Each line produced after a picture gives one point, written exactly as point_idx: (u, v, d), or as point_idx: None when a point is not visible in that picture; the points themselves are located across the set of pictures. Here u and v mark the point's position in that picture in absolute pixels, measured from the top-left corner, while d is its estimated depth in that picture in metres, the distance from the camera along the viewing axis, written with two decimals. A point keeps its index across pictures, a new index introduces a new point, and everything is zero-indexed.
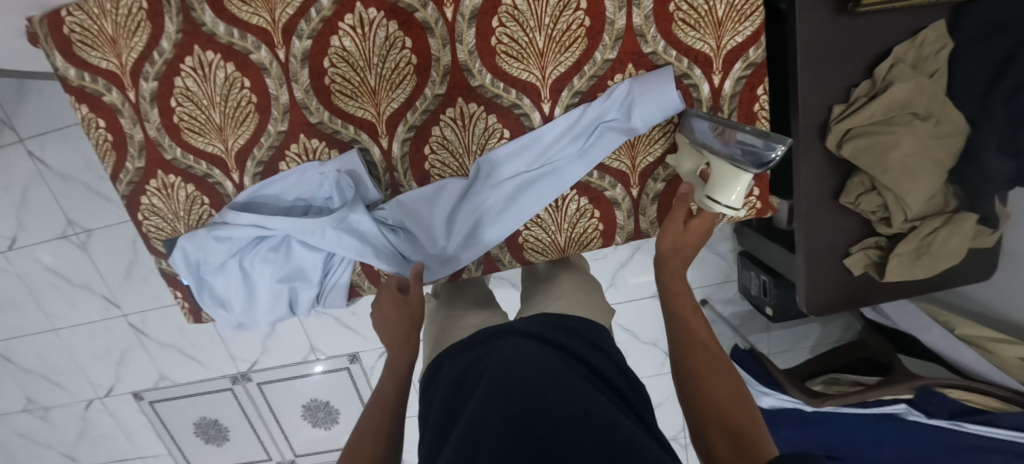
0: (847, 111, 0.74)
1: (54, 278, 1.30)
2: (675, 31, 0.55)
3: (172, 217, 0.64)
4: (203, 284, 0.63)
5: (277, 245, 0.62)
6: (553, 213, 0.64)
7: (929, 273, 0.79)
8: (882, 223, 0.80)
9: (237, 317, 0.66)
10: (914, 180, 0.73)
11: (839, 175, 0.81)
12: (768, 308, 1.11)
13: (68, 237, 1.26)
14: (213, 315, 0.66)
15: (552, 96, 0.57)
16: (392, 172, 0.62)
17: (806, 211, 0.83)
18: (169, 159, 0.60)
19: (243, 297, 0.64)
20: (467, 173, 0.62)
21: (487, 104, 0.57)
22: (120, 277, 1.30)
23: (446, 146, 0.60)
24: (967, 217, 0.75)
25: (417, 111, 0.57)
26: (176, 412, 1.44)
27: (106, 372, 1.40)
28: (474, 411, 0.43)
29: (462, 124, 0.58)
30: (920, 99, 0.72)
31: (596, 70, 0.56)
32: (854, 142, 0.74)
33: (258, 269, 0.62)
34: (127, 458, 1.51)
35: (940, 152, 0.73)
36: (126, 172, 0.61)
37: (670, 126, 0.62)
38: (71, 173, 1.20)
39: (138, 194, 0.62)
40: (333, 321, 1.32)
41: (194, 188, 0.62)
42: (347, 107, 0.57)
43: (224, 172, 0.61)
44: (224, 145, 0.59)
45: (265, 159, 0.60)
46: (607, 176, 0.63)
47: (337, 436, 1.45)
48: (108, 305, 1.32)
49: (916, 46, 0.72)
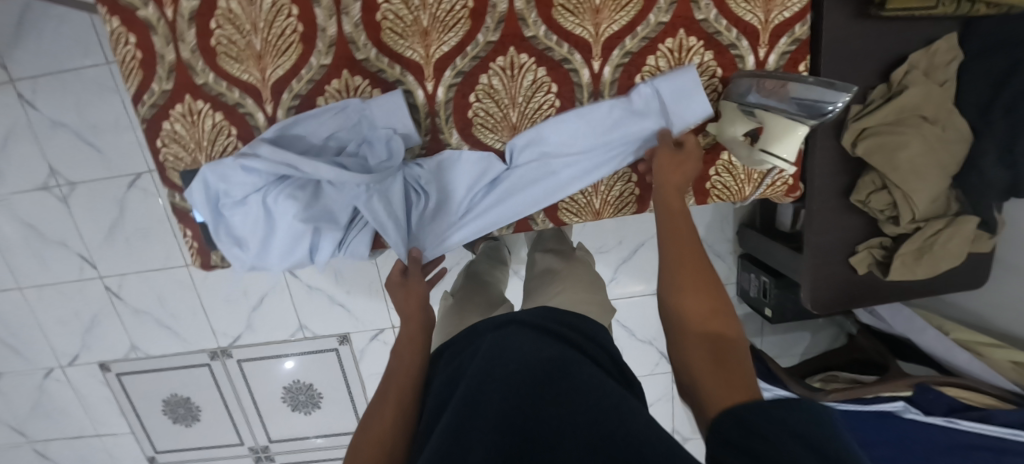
0: (864, 110, 0.78)
1: (27, 232, 1.22)
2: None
3: (194, 147, 0.61)
4: (221, 220, 0.60)
5: (306, 184, 0.59)
6: (592, 175, 0.64)
7: (930, 274, 0.83)
8: (888, 222, 0.83)
9: (252, 259, 0.62)
10: (923, 181, 0.76)
11: (851, 174, 0.84)
12: (766, 310, 1.13)
13: (50, 188, 1.18)
14: (227, 255, 0.63)
15: (604, 53, 0.57)
16: (433, 117, 0.60)
17: (817, 208, 0.85)
18: (200, 84, 0.58)
19: (262, 238, 0.60)
20: (512, 127, 0.60)
21: (538, 56, 0.57)
22: (101, 236, 1.22)
23: (492, 95, 0.58)
24: (968, 220, 0.78)
25: (467, 57, 0.57)
26: (144, 387, 1.35)
27: (73, 338, 1.30)
28: (464, 403, 0.44)
29: (511, 74, 0.58)
30: (929, 103, 0.75)
31: (649, 32, 0.56)
32: (868, 141, 0.77)
33: (282, 208, 0.59)
34: (82, 435, 1.40)
35: (946, 155, 0.76)
36: (151, 94, 0.58)
37: (713, 95, 0.59)
38: (62, 120, 1.13)
39: (160, 119, 0.59)
40: (326, 299, 1.27)
41: (222, 116, 0.59)
42: (396, 46, 0.56)
43: (257, 102, 0.59)
44: (261, 75, 0.57)
45: (303, 93, 0.58)
46: (649, 142, 0.62)
47: (316, 422, 1.39)
48: (84, 265, 1.24)
49: (929, 54, 0.76)
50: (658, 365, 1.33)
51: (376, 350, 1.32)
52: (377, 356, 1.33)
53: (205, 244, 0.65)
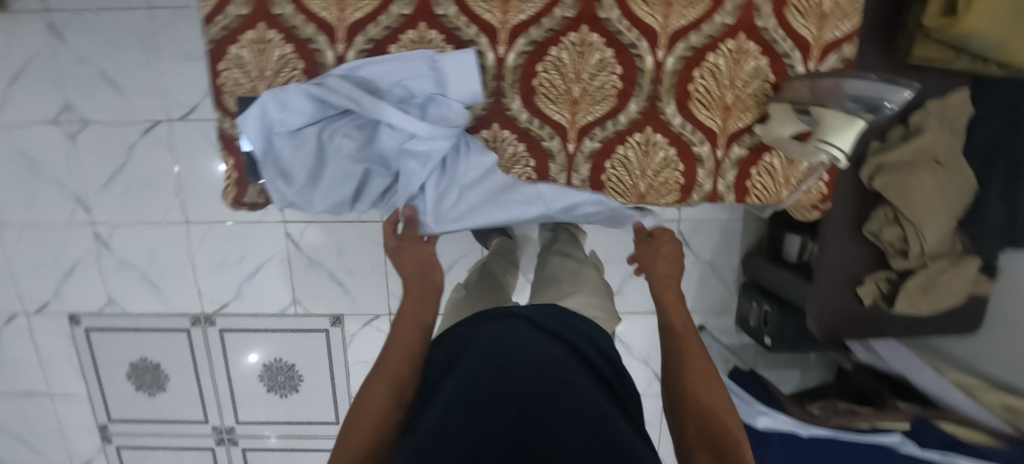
0: (881, 148, 0.85)
1: (23, 165, 1.16)
2: (789, 12, 0.59)
3: (256, 76, 0.61)
4: (272, 148, 0.59)
5: (365, 125, 0.60)
6: (641, 157, 0.64)
7: (932, 311, 0.87)
8: (898, 256, 0.86)
9: (293, 193, 0.62)
10: (933, 218, 0.81)
11: (864, 207, 0.89)
12: (766, 338, 1.15)
13: (59, 123, 1.14)
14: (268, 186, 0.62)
15: (669, 44, 0.60)
16: (499, 81, 0.62)
17: (832, 236, 0.89)
18: (277, 14, 0.58)
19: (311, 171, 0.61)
20: (571, 100, 0.62)
21: (608, 37, 0.60)
22: (101, 180, 1.17)
23: (559, 68, 0.61)
24: (971, 261, 0.84)
25: (542, 28, 0.59)
26: (112, 347, 1.26)
27: (46, 285, 1.22)
28: (461, 388, 0.44)
29: (580, 50, 0.60)
30: (942, 148, 0.82)
31: (712, 30, 0.59)
32: (886, 176, 0.82)
33: (338, 144, 0.59)
34: (32, 392, 1.30)
35: (953, 198, 0.83)
36: (224, 16, 0.58)
37: (765, 97, 0.62)
38: (87, 56, 1.11)
39: (228, 42, 0.59)
40: (325, 276, 1.23)
41: (292, 50, 0.60)
42: (475, 7, 0.58)
43: (329, 41, 0.60)
44: (340, 14, 0.59)
45: (378, 38, 0.60)
46: (698, 132, 0.63)
47: (290, 407, 1.31)
48: (76, 208, 1.19)
49: (943, 104, 0.82)
50: (651, 386, 1.33)
51: (368, 337, 1.28)
52: (368, 343, 1.28)
53: (245, 174, 0.64)
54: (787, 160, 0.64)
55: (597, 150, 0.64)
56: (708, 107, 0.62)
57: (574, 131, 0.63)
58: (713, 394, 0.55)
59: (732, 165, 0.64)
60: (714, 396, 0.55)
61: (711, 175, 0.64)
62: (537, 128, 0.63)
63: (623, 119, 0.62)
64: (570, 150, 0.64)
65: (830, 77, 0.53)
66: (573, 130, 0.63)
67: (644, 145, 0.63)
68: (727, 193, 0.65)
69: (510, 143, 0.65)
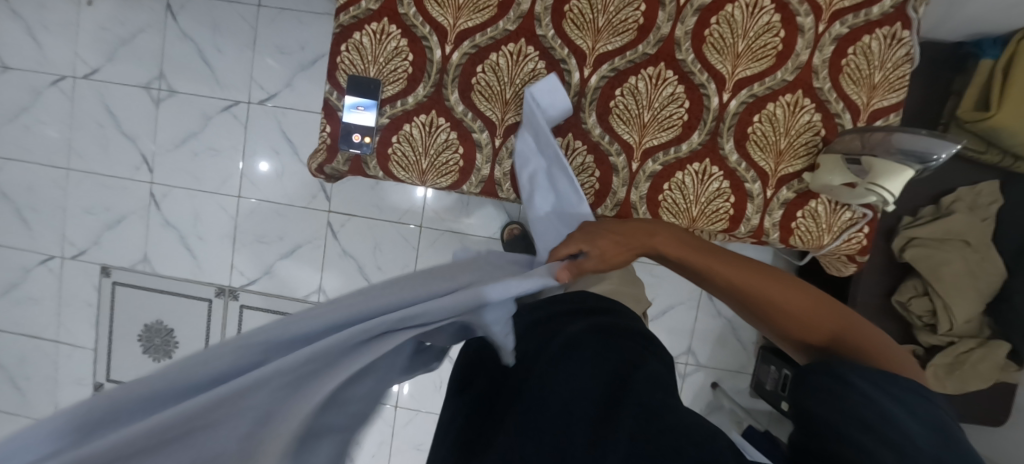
0: (914, 222, 0.90)
1: (104, 119, 1.26)
2: (841, 80, 0.68)
3: (369, 60, 0.69)
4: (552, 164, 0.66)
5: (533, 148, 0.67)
6: (697, 185, 0.69)
7: (959, 391, 0.87)
8: (924, 330, 0.89)
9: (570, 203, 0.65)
10: (960, 296, 0.85)
11: (893, 278, 0.92)
12: (782, 403, 1.14)
13: (149, 89, 1.24)
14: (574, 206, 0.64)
15: (733, 90, 0.68)
16: (580, 98, 0.69)
17: (860, 301, 0.93)
18: (401, 13, 0.68)
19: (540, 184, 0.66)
20: (641, 124, 0.69)
21: (681, 76, 0.68)
22: (171, 144, 1.26)
23: (635, 95, 0.68)
24: (999, 345, 0.85)
25: (625, 59, 0.68)
26: (133, 305, 1.28)
27: (90, 233, 1.28)
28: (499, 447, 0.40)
29: (655, 83, 0.68)
30: (971, 232, 0.87)
31: (774, 84, 0.68)
32: (915, 249, 0.88)
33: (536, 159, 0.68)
34: (42, 336, 1.31)
35: (981, 281, 0.87)
36: (356, 7, 0.68)
37: (814, 148, 0.68)
38: (192, 35, 1.23)
39: (353, 29, 0.68)
40: (355, 269, 1.27)
41: (406, 43, 0.68)
42: (571, 33, 0.68)
43: (439, 41, 0.68)
44: (454, 21, 0.68)
45: (482, 45, 0.68)
46: (751, 170, 0.69)
47: None
48: (140, 166, 1.26)
49: (974, 193, 0.89)
50: None
51: None
52: None
53: (338, 142, 0.70)
54: (831, 209, 0.69)
55: (658, 172, 0.70)
56: (763, 151, 0.69)
57: (640, 152, 0.70)
58: (778, 287, 0.50)
59: (779, 205, 0.69)
60: (803, 297, 0.49)
61: (759, 211, 0.69)
62: (607, 143, 0.70)
63: (685, 149, 0.69)
64: (633, 168, 0.70)
65: (880, 132, 0.59)
66: (638, 150, 0.70)
67: (701, 174, 0.69)
68: (772, 230, 0.70)
69: (580, 154, 0.70)
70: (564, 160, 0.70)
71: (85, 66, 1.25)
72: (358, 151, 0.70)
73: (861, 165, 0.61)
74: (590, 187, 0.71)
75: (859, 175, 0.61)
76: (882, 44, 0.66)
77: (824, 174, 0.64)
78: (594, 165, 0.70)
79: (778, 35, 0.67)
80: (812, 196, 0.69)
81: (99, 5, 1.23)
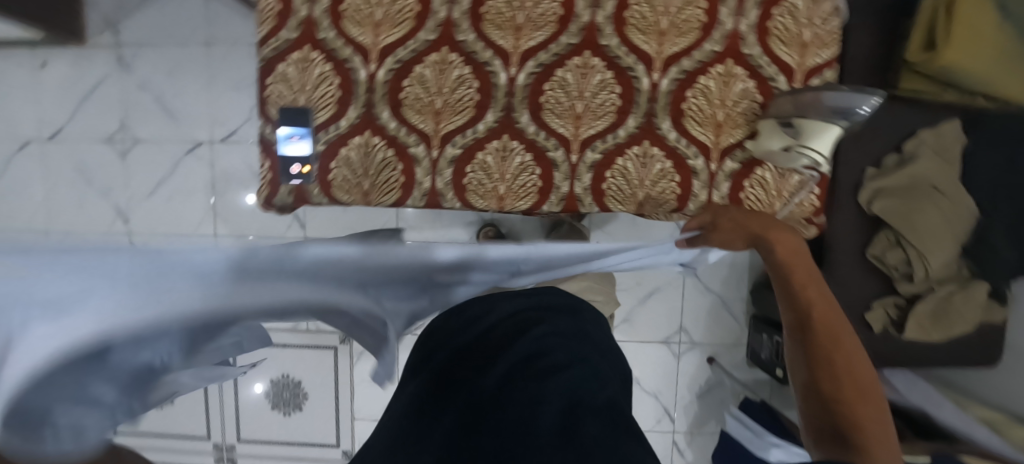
0: (878, 174, 0.88)
1: (76, 176, 1.27)
2: (771, 43, 0.66)
3: (296, 90, 0.69)
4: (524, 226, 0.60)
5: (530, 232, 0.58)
6: (639, 169, 0.69)
7: (944, 338, 0.86)
8: (903, 280, 0.87)
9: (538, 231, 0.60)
10: (934, 243, 0.83)
11: (866, 232, 0.91)
12: (778, 370, 1.13)
13: (114, 141, 1.26)
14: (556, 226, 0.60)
15: (663, 68, 0.67)
16: (510, 98, 0.69)
17: (835, 260, 0.91)
18: (321, 38, 0.68)
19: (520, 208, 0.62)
20: (575, 115, 0.68)
21: (608, 62, 0.67)
22: (144, 192, 1.27)
23: (564, 87, 0.68)
24: (979, 286, 0.83)
25: (549, 52, 0.67)
26: None
27: None
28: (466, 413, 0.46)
29: (583, 72, 0.67)
30: (939, 176, 0.85)
31: (702, 56, 0.67)
32: (884, 200, 0.86)
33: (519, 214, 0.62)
34: None
35: (955, 224, 0.85)
36: (275, 39, 0.68)
37: (753, 115, 0.67)
38: (148, 83, 1.24)
39: (275, 61, 0.68)
40: None
41: (330, 68, 0.68)
42: (491, 34, 0.67)
43: (363, 61, 0.68)
44: (375, 39, 0.68)
45: (405, 59, 0.68)
46: (692, 146, 0.68)
47: (292, 426, 1.31)
48: (116, 218, 1.28)
49: (936, 135, 0.87)
50: (660, 422, 1.29)
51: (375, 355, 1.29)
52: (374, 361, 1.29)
53: (279, 175, 0.71)
54: (778, 175, 0.68)
55: (598, 161, 0.69)
56: (701, 125, 0.68)
57: (578, 143, 0.69)
58: (848, 350, 0.55)
59: (725, 177, 0.68)
60: (857, 349, 0.55)
61: (705, 186, 0.68)
62: (543, 140, 0.69)
63: (622, 134, 0.68)
64: (573, 161, 0.69)
65: (810, 93, 0.59)
66: (576, 142, 0.69)
67: (642, 157, 0.68)
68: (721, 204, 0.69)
69: (518, 153, 0.70)
70: (503, 162, 0.70)
71: (49, 127, 1.27)
72: (299, 181, 0.70)
73: (791, 125, 0.61)
74: (533, 185, 0.70)
75: (790, 135, 0.61)
76: (807, 2, 0.66)
77: (765, 139, 0.64)
78: (534, 163, 0.70)
79: (699, 7, 0.66)
80: (758, 164, 0.68)
81: (55, 66, 1.25)
